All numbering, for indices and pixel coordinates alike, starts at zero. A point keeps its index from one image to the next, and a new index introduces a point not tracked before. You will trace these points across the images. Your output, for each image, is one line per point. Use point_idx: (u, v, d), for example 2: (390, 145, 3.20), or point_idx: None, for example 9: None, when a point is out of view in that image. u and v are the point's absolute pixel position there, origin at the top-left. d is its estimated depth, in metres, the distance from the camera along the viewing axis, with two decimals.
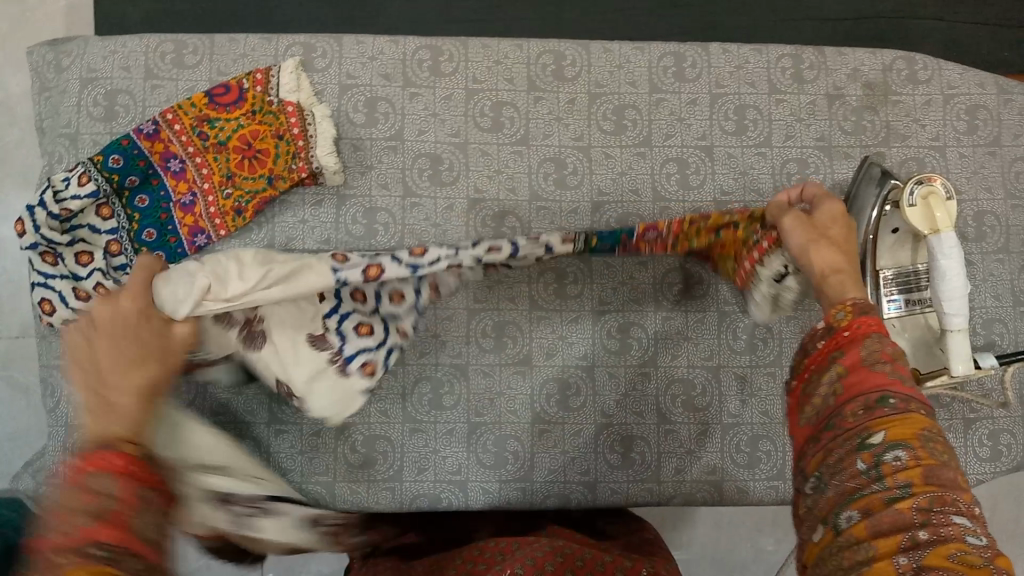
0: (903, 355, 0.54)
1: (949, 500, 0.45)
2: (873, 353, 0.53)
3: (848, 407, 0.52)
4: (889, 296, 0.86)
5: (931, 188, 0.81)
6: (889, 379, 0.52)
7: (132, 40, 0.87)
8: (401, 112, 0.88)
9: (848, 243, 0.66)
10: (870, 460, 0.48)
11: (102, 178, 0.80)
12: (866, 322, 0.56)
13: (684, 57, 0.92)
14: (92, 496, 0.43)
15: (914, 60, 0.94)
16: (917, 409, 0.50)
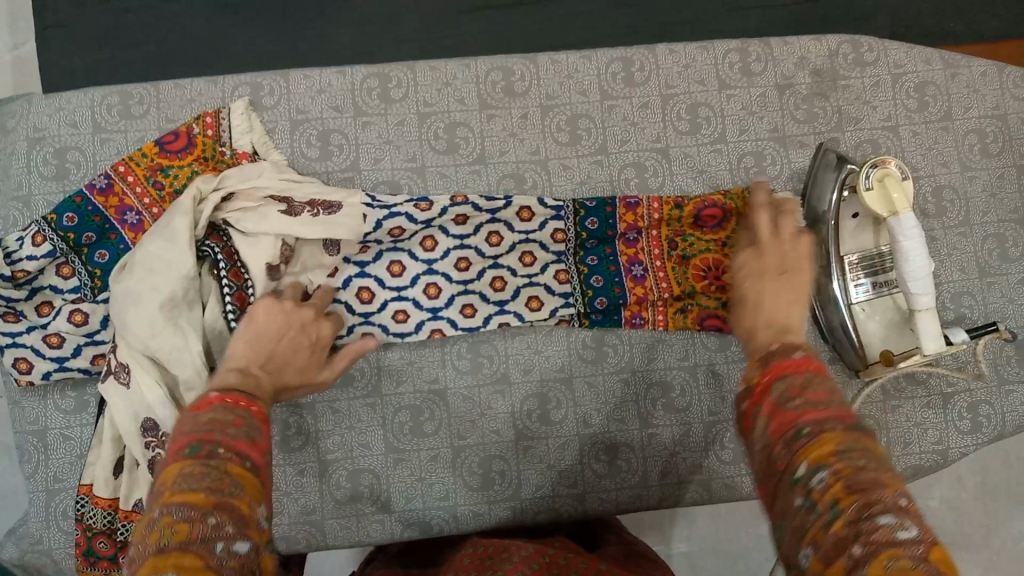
0: (811, 380, 0.55)
1: (876, 500, 0.46)
2: (782, 394, 0.54)
3: (777, 451, 0.52)
4: (855, 281, 0.86)
5: (887, 168, 0.82)
6: (798, 411, 0.53)
7: (77, 95, 0.86)
8: (356, 142, 0.88)
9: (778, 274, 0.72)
10: (803, 493, 0.48)
11: (58, 236, 0.80)
12: (777, 366, 0.57)
13: (632, 61, 0.92)
14: (241, 423, 0.57)
15: (859, 43, 0.94)
16: (830, 427, 0.51)
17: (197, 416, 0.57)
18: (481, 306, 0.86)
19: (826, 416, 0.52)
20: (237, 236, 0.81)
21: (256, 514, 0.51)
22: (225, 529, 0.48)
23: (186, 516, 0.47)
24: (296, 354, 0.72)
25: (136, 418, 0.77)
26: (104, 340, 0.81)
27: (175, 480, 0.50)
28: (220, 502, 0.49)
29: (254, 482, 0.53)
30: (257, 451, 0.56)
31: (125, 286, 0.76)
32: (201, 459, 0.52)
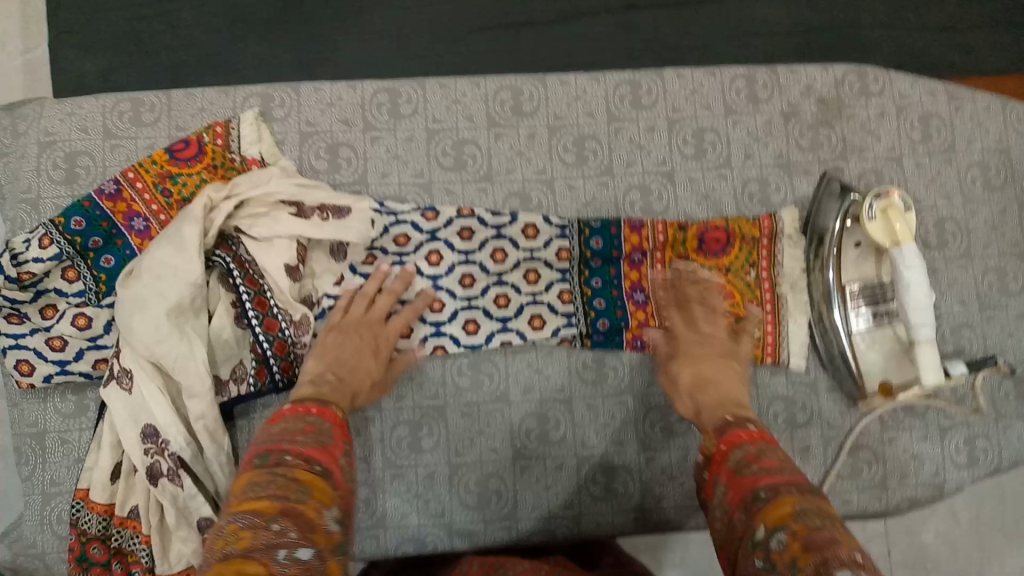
0: (764, 450, 0.63)
1: (832, 557, 0.49)
2: (740, 462, 0.62)
3: (735, 513, 0.59)
4: (855, 309, 0.87)
5: (890, 199, 0.83)
6: (756, 477, 0.60)
7: (89, 101, 0.86)
8: (364, 156, 0.89)
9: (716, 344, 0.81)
10: (763, 555, 0.53)
11: (65, 240, 0.80)
12: (730, 437, 0.66)
13: (639, 84, 0.93)
14: (312, 429, 0.65)
15: (865, 73, 0.95)
16: (785, 492, 0.57)
17: (272, 428, 0.66)
18: (484, 322, 0.87)
19: (780, 482, 0.59)
20: (251, 242, 0.82)
21: (322, 517, 0.57)
22: (287, 533, 0.53)
23: (252, 523, 0.53)
24: (364, 354, 0.79)
25: (136, 423, 0.77)
26: (107, 345, 0.81)
27: (246, 490, 0.57)
28: (285, 506, 0.55)
29: (322, 487, 0.60)
30: (323, 457, 0.63)
31: (133, 292, 0.76)
32: (273, 468, 0.59)
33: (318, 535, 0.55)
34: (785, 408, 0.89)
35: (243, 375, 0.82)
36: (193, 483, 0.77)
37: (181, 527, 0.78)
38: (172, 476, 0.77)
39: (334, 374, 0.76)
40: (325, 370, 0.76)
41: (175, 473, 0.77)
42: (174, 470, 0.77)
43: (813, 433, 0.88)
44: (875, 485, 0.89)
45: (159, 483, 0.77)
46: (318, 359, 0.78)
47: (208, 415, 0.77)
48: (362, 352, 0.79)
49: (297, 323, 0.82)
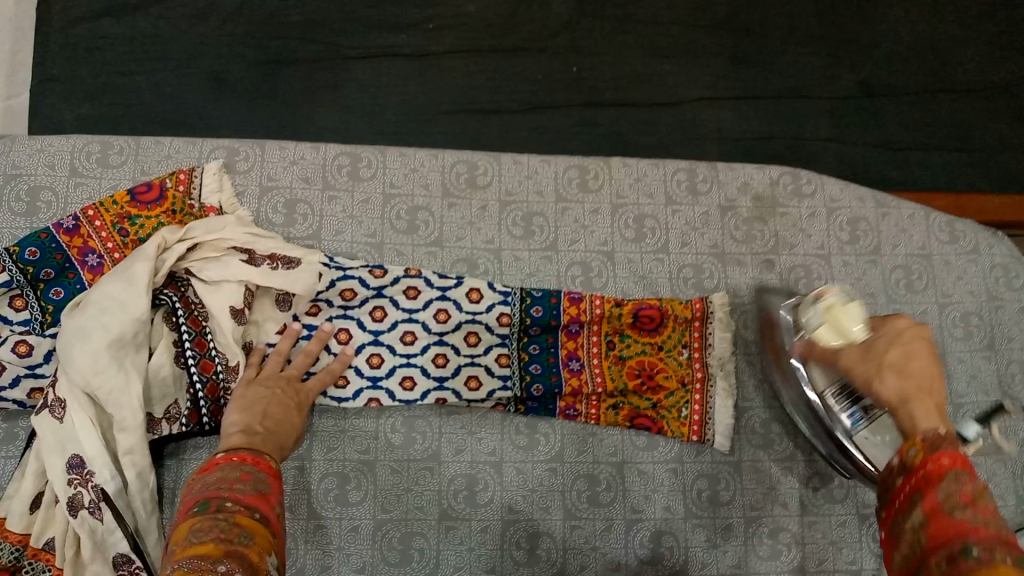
0: (982, 493, 0.55)
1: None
2: (953, 497, 0.55)
3: (931, 560, 0.53)
4: (846, 412, 0.85)
5: (828, 300, 0.82)
6: (967, 529, 0.52)
7: (59, 140, 0.90)
8: (320, 213, 0.92)
9: (909, 363, 0.72)
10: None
11: (17, 268, 0.82)
12: (947, 460, 0.57)
13: (588, 169, 0.99)
14: (251, 479, 0.66)
15: (799, 175, 1.02)
16: (1001, 557, 0.50)
17: (205, 479, 0.65)
18: (421, 379, 0.89)
19: (994, 542, 0.51)
20: (201, 285, 0.84)
21: (264, 560, 0.57)
22: (234, 573, 0.53)
23: (196, 567, 0.53)
24: (292, 413, 0.79)
25: (63, 453, 0.77)
26: (45, 375, 0.82)
27: (187, 537, 0.57)
28: (229, 549, 0.55)
29: (262, 533, 0.60)
30: (262, 504, 0.63)
31: (77, 322, 0.78)
32: (213, 514, 0.59)
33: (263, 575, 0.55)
34: (709, 486, 0.91)
35: (176, 415, 0.82)
36: (114, 518, 0.77)
37: (95, 561, 0.77)
38: (92, 509, 0.77)
39: (264, 424, 0.75)
40: (253, 419, 0.75)
41: (96, 505, 0.77)
42: (95, 504, 0.77)
43: (734, 512, 0.91)
44: (793, 567, 0.90)
45: (78, 515, 0.77)
46: (241, 407, 0.77)
47: (135, 451, 0.78)
48: (291, 409, 0.79)
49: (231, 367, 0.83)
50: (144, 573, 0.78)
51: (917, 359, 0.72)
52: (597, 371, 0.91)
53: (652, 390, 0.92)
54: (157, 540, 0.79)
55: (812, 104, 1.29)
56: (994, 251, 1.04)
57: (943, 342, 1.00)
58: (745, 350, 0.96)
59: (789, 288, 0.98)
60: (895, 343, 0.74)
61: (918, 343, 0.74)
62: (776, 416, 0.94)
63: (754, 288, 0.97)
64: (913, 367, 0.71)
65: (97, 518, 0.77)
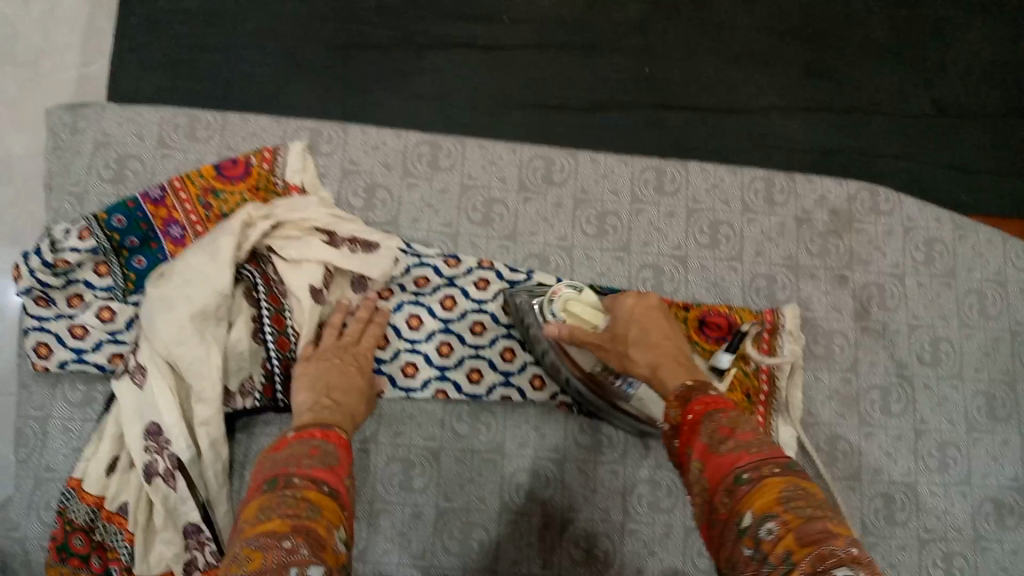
0: (737, 423, 0.61)
1: (828, 552, 0.47)
2: (713, 435, 0.60)
3: (717, 496, 0.57)
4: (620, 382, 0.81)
5: (561, 296, 0.81)
6: (733, 456, 0.58)
7: (149, 111, 0.91)
8: (398, 200, 0.93)
9: (651, 333, 0.74)
10: (752, 543, 0.52)
11: (104, 235, 0.83)
12: (697, 403, 0.64)
13: (665, 172, 0.98)
14: (319, 451, 0.66)
15: (877, 192, 1.01)
16: (767, 471, 0.55)
17: (275, 455, 0.66)
18: (489, 371, 0.89)
19: (760, 462, 0.57)
20: (281, 263, 0.85)
21: (331, 535, 0.57)
22: (298, 550, 0.52)
23: (262, 544, 0.53)
24: (356, 384, 0.80)
25: (141, 420, 0.79)
26: (125, 341, 0.83)
27: (257, 514, 0.58)
28: (294, 525, 0.55)
29: (330, 507, 0.60)
30: (329, 478, 0.63)
31: (162, 291, 0.79)
32: (280, 491, 0.59)
33: (327, 553, 0.54)
34: None
35: (250, 390, 0.83)
36: (187, 487, 0.79)
37: (166, 529, 0.79)
38: (166, 477, 0.78)
39: (329, 398, 0.75)
40: (317, 394, 0.76)
41: (169, 474, 0.78)
42: (169, 472, 0.78)
43: None
44: None
45: (153, 481, 0.78)
46: (300, 388, 0.77)
47: (212, 423, 0.79)
48: (354, 380, 0.80)
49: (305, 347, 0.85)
50: (212, 543, 0.79)
51: (657, 329, 0.75)
52: None
53: None
54: (226, 513, 0.81)
55: (886, 120, 1.27)
56: None
57: (1015, 371, 0.99)
58: (813, 365, 0.95)
59: (861, 304, 0.98)
60: (632, 320, 0.75)
61: (644, 308, 0.76)
62: (839, 432, 0.94)
63: (825, 303, 0.97)
64: (652, 336, 0.74)
65: (170, 487, 0.78)
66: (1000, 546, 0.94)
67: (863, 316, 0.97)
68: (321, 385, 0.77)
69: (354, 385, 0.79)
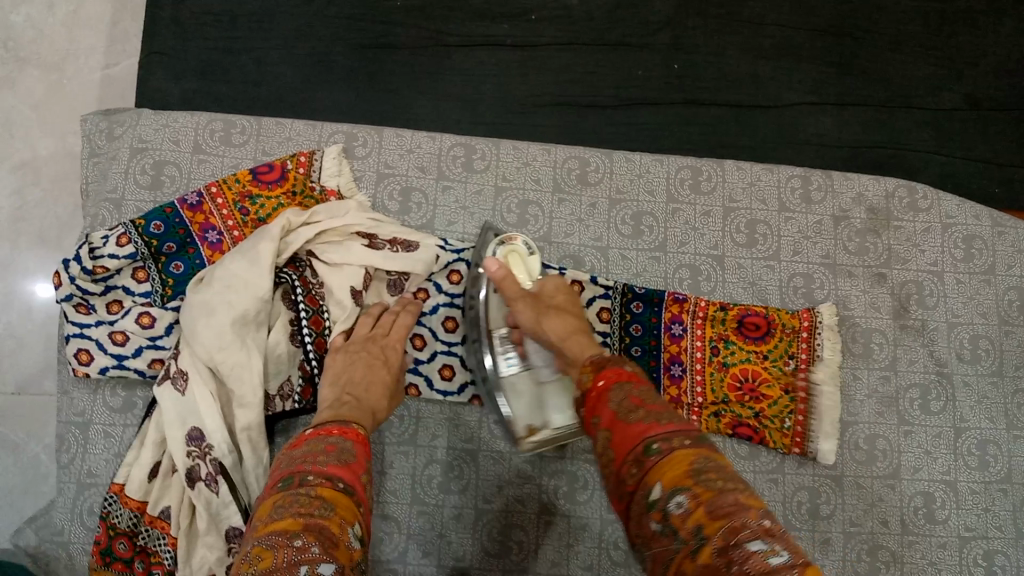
0: (647, 395, 0.63)
1: (741, 525, 0.51)
2: (625, 405, 0.63)
3: (626, 467, 0.59)
4: (503, 354, 0.85)
5: (512, 244, 0.87)
6: (645, 426, 0.60)
7: (184, 116, 0.91)
8: (433, 202, 0.93)
9: (567, 311, 0.81)
10: (661, 518, 0.55)
11: (142, 241, 0.84)
12: (613, 373, 0.67)
13: (700, 171, 0.98)
14: (337, 447, 0.66)
15: (914, 189, 1.00)
16: (678, 442, 0.58)
17: (292, 453, 0.66)
18: None
19: (670, 432, 0.59)
20: (321, 265, 0.85)
21: (346, 532, 0.57)
22: (309, 549, 0.53)
23: (274, 543, 0.54)
24: (382, 381, 0.79)
25: (182, 425, 0.79)
26: (166, 346, 0.83)
27: (272, 513, 0.58)
28: (307, 523, 0.56)
29: (345, 503, 0.60)
30: (345, 474, 0.63)
31: (202, 296, 0.79)
32: (295, 489, 0.60)
33: (340, 550, 0.55)
34: (809, 498, 0.90)
35: (289, 393, 0.84)
36: (229, 491, 0.78)
37: (209, 533, 0.78)
38: (207, 481, 0.78)
39: (351, 396, 0.75)
40: (339, 392, 0.76)
41: (212, 478, 0.78)
42: (211, 476, 0.78)
43: (834, 527, 0.90)
44: None
45: (196, 486, 0.78)
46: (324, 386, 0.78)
47: (253, 426, 0.79)
48: (380, 378, 0.79)
49: None
50: None
51: (574, 309, 0.82)
52: (699, 376, 0.91)
53: (756, 400, 0.90)
54: None
55: (918, 113, 1.26)
56: None
57: None
58: (851, 364, 0.94)
59: (900, 302, 0.97)
60: (555, 295, 0.82)
61: (563, 289, 0.84)
62: (879, 431, 0.93)
63: (864, 300, 0.96)
64: (570, 309, 0.82)
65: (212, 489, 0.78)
66: None
67: (902, 315, 0.96)
68: (342, 377, 0.78)
69: (378, 382, 0.79)
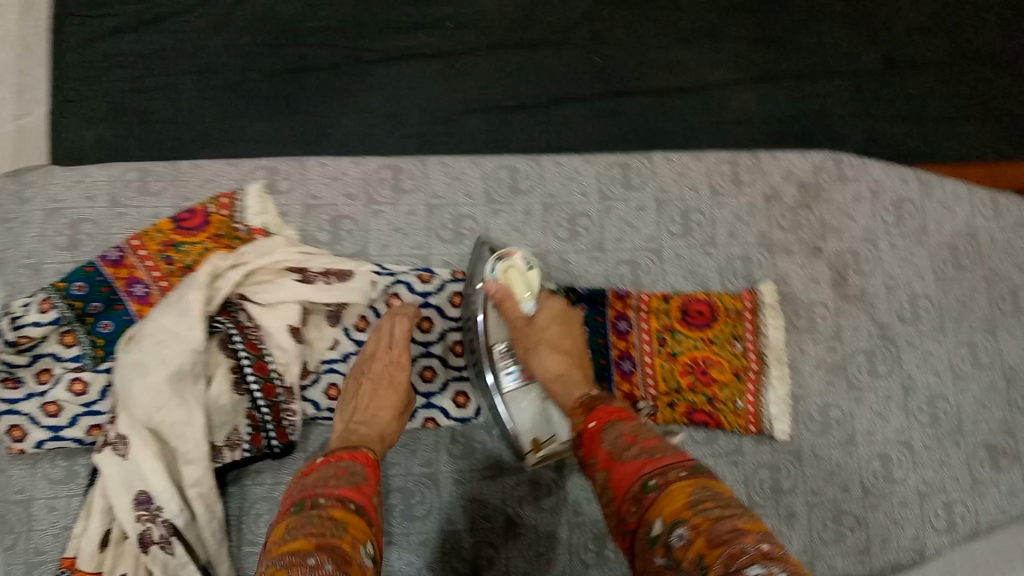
0: (640, 432, 0.64)
1: (740, 551, 0.49)
2: (617, 444, 0.63)
3: (626, 506, 0.59)
4: (506, 369, 0.84)
5: (512, 260, 0.85)
6: (640, 463, 0.60)
7: (97, 170, 0.88)
8: (365, 228, 0.91)
9: (564, 342, 0.80)
10: (664, 552, 0.54)
11: (65, 304, 0.81)
12: (603, 413, 0.68)
13: (630, 166, 0.97)
14: (348, 468, 0.66)
15: (841, 159, 1.01)
16: (673, 476, 0.58)
17: (304, 474, 0.66)
18: (477, 405, 0.89)
19: (667, 466, 0.59)
20: (255, 307, 0.83)
21: (358, 550, 0.57)
22: (322, 567, 0.52)
23: (287, 562, 0.53)
24: (397, 401, 0.78)
25: (129, 490, 0.77)
26: (102, 411, 0.81)
27: (285, 535, 0.57)
28: (321, 542, 0.55)
29: (357, 523, 0.60)
30: (357, 495, 0.63)
31: (134, 356, 0.77)
32: (306, 511, 0.59)
33: (351, 566, 0.54)
34: (771, 476, 0.91)
35: (237, 441, 0.82)
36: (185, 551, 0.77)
37: None
38: (163, 542, 0.77)
39: (369, 422, 0.76)
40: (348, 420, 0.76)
41: (166, 540, 0.77)
42: (166, 537, 0.77)
43: (798, 501, 0.90)
44: (860, 551, 0.90)
45: (150, 550, 0.77)
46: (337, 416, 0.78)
47: (203, 482, 0.78)
48: (391, 396, 0.78)
49: (287, 389, 0.83)
50: None
51: (571, 338, 0.81)
52: (649, 368, 0.91)
53: (707, 385, 0.91)
54: (229, 569, 0.80)
55: (839, 80, 1.27)
56: None
57: (992, 318, 1.00)
58: (798, 339, 0.95)
59: (838, 272, 0.98)
60: (553, 322, 0.81)
61: (564, 314, 0.83)
62: (832, 401, 0.94)
63: (803, 275, 0.97)
64: (564, 343, 0.80)
65: (167, 551, 0.77)
66: (998, 489, 0.95)
67: (841, 284, 0.97)
68: (351, 404, 0.78)
69: (390, 401, 0.78)
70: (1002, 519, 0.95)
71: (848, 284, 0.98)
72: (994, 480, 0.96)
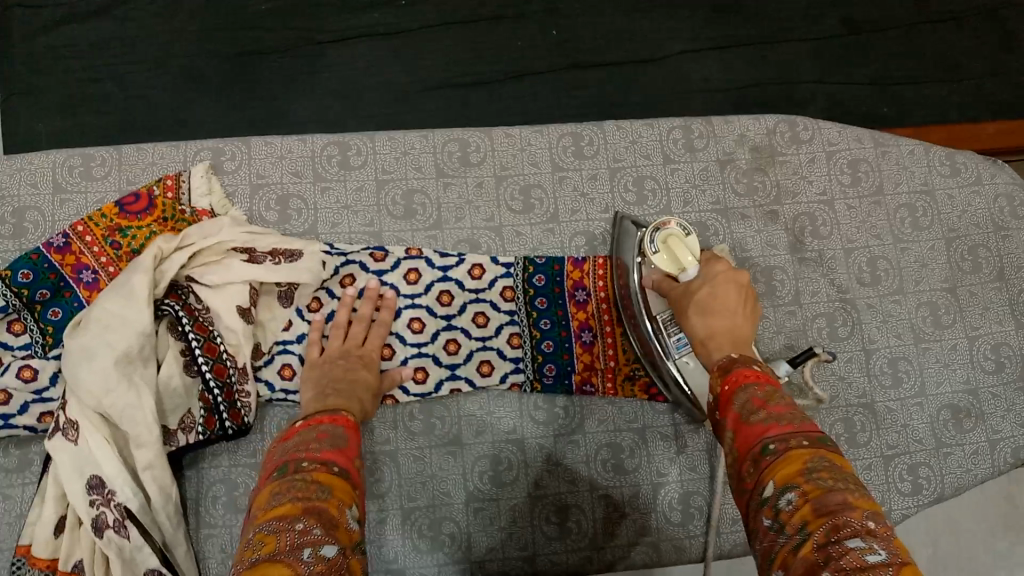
0: (773, 398, 0.62)
1: (844, 524, 0.49)
2: (748, 406, 0.61)
3: (745, 466, 0.58)
4: (675, 337, 0.81)
5: (668, 229, 0.84)
6: (765, 426, 0.59)
7: (39, 157, 0.88)
8: (314, 206, 0.90)
9: (719, 302, 0.76)
10: (772, 514, 0.53)
11: (11, 292, 0.80)
12: (741, 373, 0.66)
13: (581, 136, 0.97)
14: (329, 434, 0.65)
15: (794, 122, 1.01)
16: (795, 443, 0.56)
17: (285, 443, 0.65)
18: (435, 380, 0.88)
19: (790, 433, 0.58)
20: (203, 289, 0.83)
21: (344, 514, 0.56)
22: (311, 531, 0.52)
23: (274, 527, 0.52)
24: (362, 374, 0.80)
25: (81, 475, 0.76)
26: (53, 398, 0.80)
27: (269, 500, 0.57)
28: (306, 507, 0.55)
29: (342, 487, 0.59)
30: (340, 459, 0.62)
31: (80, 342, 0.76)
32: (290, 476, 0.59)
33: (340, 531, 0.54)
34: None
35: (191, 424, 0.81)
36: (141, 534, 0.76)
37: None
38: (118, 527, 0.76)
39: (348, 389, 0.77)
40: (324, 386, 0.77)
41: (121, 524, 0.76)
42: (120, 521, 0.76)
43: None
44: None
45: (104, 535, 0.76)
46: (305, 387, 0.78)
47: (156, 465, 0.77)
48: (360, 372, 0.81)
49: (239, 369, 0.82)
50: None
51: (728, 298, 0.77)
52: (609, 338, 0.90)
53: None
54: (186, 551, 0.79)
55: (799, 46, 1.26)
56: (997, 181, 1.03)
57: (955, 276, 0.99)
58: None
59: (795, 236, 0.97)
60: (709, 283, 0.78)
61: (724, 275, 0.79)
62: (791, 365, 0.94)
63: (759, 240, 0.97)
64: (717, 302, 0.76)
65: (123, 535, 0.76)
66: (963, 449, 0.94)
67: (799, 248, 0.97)
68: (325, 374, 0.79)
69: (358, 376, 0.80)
70: (968, 479, 0.94)
71: (804, 247, 0.97)
72: (960, 442, 0.95)
